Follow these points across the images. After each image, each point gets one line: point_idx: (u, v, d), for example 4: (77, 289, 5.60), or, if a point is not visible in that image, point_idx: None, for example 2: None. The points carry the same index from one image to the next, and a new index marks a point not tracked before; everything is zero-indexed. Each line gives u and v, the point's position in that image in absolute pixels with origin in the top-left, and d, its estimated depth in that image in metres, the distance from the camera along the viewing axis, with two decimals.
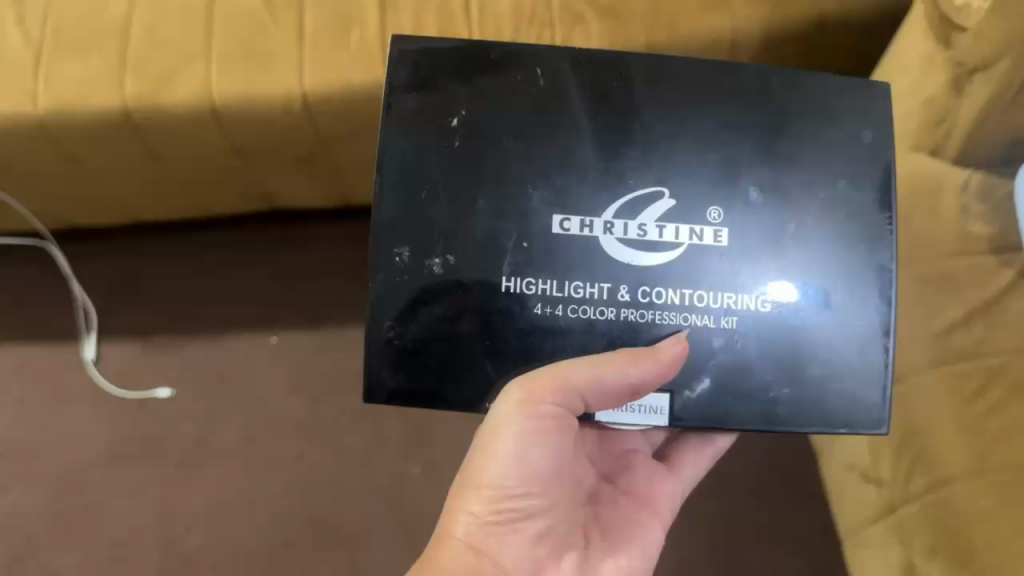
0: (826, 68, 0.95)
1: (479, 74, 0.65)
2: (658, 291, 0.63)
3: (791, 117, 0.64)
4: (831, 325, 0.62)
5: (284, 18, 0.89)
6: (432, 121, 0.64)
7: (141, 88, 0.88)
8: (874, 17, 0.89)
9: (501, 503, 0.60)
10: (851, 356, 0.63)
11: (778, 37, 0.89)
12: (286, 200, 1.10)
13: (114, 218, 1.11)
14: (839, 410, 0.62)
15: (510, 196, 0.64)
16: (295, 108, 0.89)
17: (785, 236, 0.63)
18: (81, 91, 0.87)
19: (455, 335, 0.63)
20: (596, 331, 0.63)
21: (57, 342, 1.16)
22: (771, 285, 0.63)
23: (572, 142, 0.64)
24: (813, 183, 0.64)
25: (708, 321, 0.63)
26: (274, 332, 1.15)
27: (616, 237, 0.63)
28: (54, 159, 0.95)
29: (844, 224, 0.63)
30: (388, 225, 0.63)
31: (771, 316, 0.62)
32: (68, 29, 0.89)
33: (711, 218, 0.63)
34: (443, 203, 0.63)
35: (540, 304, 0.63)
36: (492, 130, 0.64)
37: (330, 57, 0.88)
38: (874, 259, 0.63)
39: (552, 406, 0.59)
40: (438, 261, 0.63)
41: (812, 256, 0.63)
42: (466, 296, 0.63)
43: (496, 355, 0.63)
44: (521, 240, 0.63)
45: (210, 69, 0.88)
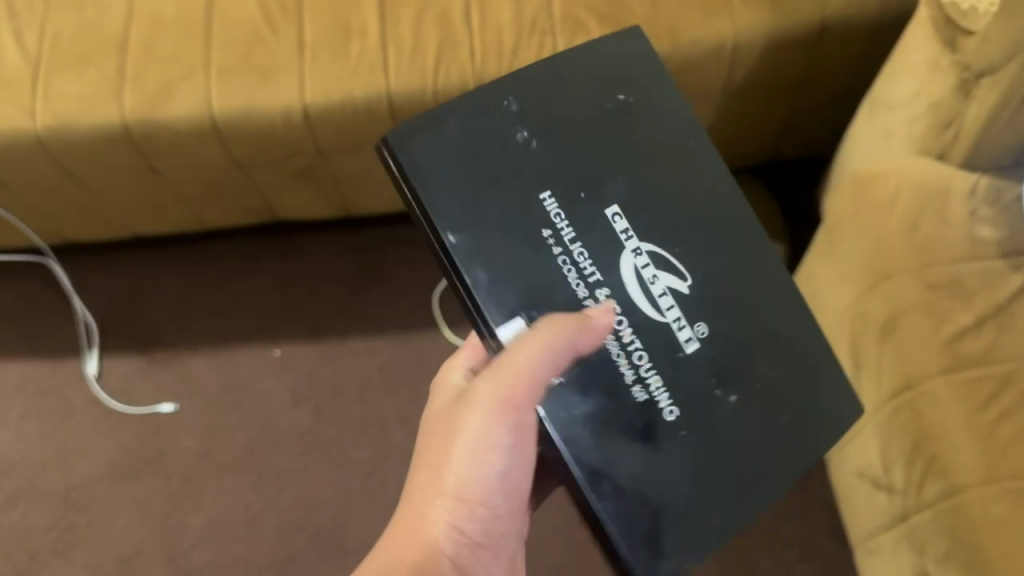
0: (831, 76, 0.94)
1: (681, 93, 0.65)
2: (621, 321, 0.60)
3: (796, 346, 0.63)
4: (685, 490, 0.59)
5: (283, 30, 0.88)
6: (624, 71, 0.65)
7: (140, 102, 0.87)
8: (877, 21, 0.88)
9: (474, 514, 0.57)
10: (673, 523, 0.58)
11: (782, 41, 0.88)
12: (286, 211, 1.09)
13: (113, 233, 1.11)
14: (622, 541, 0.58)
15: (598, 153, 0.62)
16: (295, 121, 0.88)
17: (721, 393, 0.60)
18: (80, 106, 0.87)
19: (478, 182, 0.60)
20: (551, 274, 0.60)
21: (58, 358, 1.15)
22: (686, 402, 0.60)
23: (685, 176, 0.63)
24: (766, 388, 0.61)
25: (628, 369, 0.60)
26: (277, 345, 1.14)
27: (635, 265, 0.61)
28: (53, 174, 0.94)
29: (749, 441, 0.60)
30: (526, 89, 0.62)
31: (668, 430, 0.59)
32: (66, 43, 0.88)
33: (699, 329, 0.61)
34: (567, 115, 0.62)
35: (549, 232, 0.60)
36: (642, 126, 0.63)
37: (329, 70, 0.87)
38: (753, 490, 0.59)
39: (524, 410, 0.56)
40: (521, 135, 0.61)
41: (723, 430, 0.60)
42: (509, 163, 0.61)
43: (491, 238, 0.59)
44: (580, 190, 0.61)
45: (209, 81, 0.87)
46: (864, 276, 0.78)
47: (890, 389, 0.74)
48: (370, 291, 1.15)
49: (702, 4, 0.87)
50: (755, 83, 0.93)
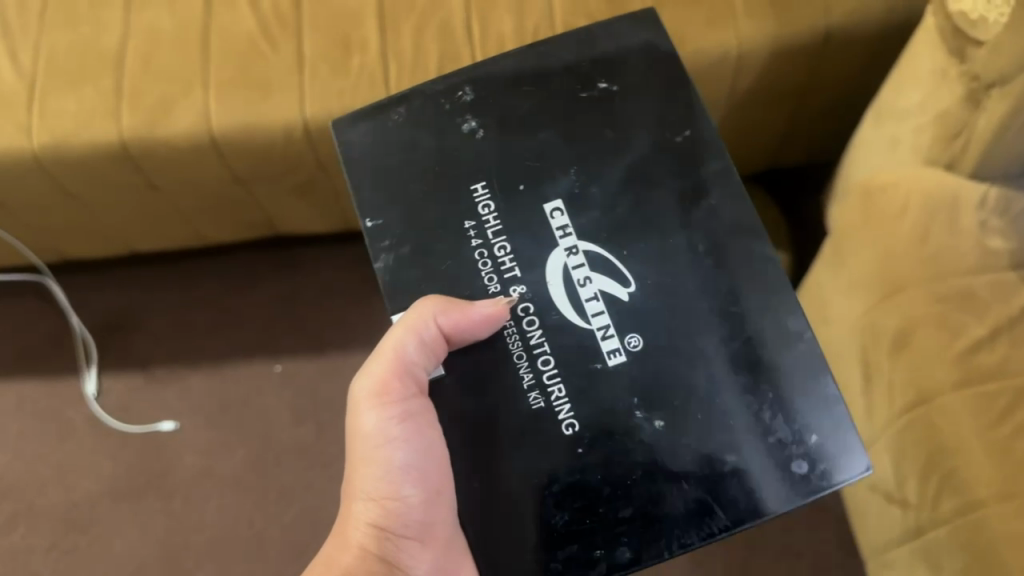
0: (835, 85, 0.93)
1: (651, 90, 0.68)
2: (532, 318, 0.63)
3: (739, 361, 0.61)
4: (592, 504, 0.60)
5: (283, 45, 0.87)
6: (590, 70, 0.69)
7: (139, 120, 0.86)
8: (881, 28, 0.87)
9: (389, 510, 0.63)
10: (572, 537, 0.60)
11: (786, 51, 0.87)
12: (286, 226, 1.07)
13: (111, 250, 1.09)
14: (513, 553, 0.60)
15: (543, 141, 0.67)
16: (296, 136, 0.87)
17: (636, 411, 0.61)
18: (77, 124, 0.86)
19: (414, 164, 0.67)
20: (464, 263, 0.64)
21: (57, 377, 1.14)
22: (593, 418, 0.61)
23: (639, 169, 0.66)
24: (702, 422, 0.60)
25: (527, 373, 0.62)
26: (278, 360, 1.13)
27: (567, 264, 0.64)
28: (50, 192, 0.92)
29: (668, 457, 0.60)
30: (488, 81, 0.69)
31: (567, 444, 0.61)
32: (61, 60, 0.87)
33: (629, 343, 0.62)
34: (527, 106, 0.68)
35: (471, 223, 0.65)
36: (600, 122, 0.67)
37: (330, 85, 0.86)
38: (673, 509, 0.59)
39: (406, 398, 0.61)
40: (467, 125, 0.68)
41: (634, 447, 0.60)
42: (444, 150, 0.67)
43: (415, 219, 0.65)
44: (521, 182, 0.66)
45: (208, 98, 0.86)
46: (873, 289, 0.77)
47: (902, 404, 0.73)
48: (371, 304, 1.14)
49: (705, 13, 0.87)
50: (757, 91, 0.92)
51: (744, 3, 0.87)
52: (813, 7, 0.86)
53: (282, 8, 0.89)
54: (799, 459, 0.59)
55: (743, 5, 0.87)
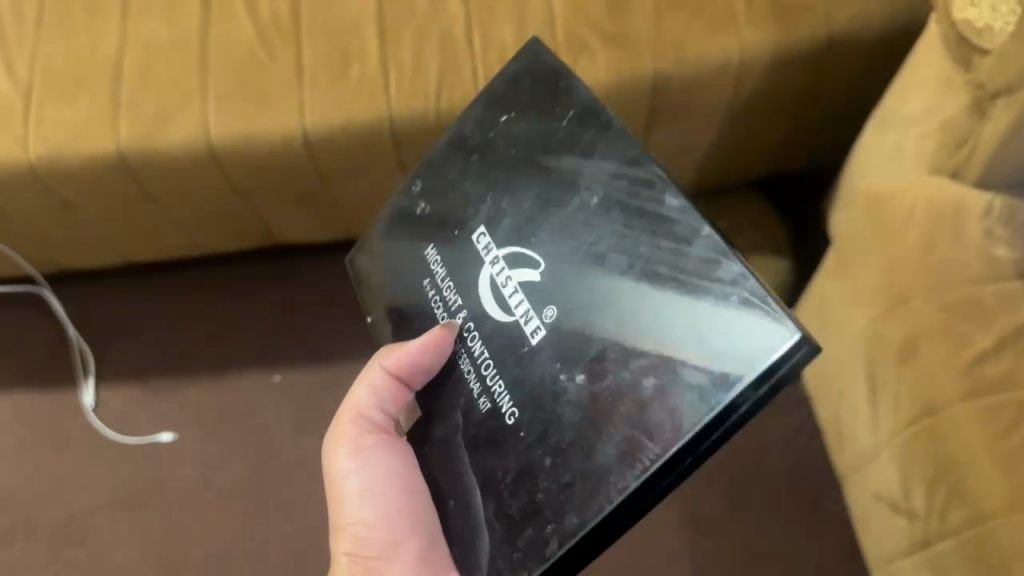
0: (838, 92, 0.93)
1: (545, 84, 0.67)
2: (473, 335, 0.63)
3: (653, 299, 0.56)
4: (536, 485, 0.57)
5: (282, 55, 0.87)
6: (491, 95, 0.70)
7: (137, 132, 0.85)
8: (883, 35, 0.87)
9: (361, 537, 0.68)
10: (530, 522, 0.57)
11: (789, 59, 0.87)
12: (287, 236, 1.07)
13: (104, 261, 1.07)
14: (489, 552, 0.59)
15: (467, 183, 0.69)
16: (295, 146, 0.87)
17: (558, 381, 0.57)
18: (75, 135, 0.85)
19: (392, 260, 0.73)
20: (425, 315, 0.68)
21: (55, 389, 1.13)
22: (523, 400, 0.59)
23: (548, 162, 0.64)
24: (620, 361, 0.55)
25: (475, 386, 0.62)
26: (277, 370, 1.12)
27: (491, 275, 0.64)
28: (47, 204, 0.92)
29: (591, 417, 0.55)
30: (428, 164, 0.72)
31: (511, 434, 0.59)
32: (58, 70, 0.86)
33: (546, 316, 0.59)
34: (456, 172, 0.70)
35: (429, 281, 0.69)
36: (508, 137, 0.68)
37: (330, 95, 0.85)
38: (607, 466, 0.54)
39: (371, 432, 0.68)
40: (421, 207, 0.71)
41: (558, 418, 0.57)
42: (411, 242, 0.71)
43: (396, 299, 0.71)
44: (456, 228, 0.68)
45: (207, 108, 0.85)
46: (879, 299, 0.77)
47: (910, 415, 0.73)
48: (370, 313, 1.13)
49: (706, 21, 0.86)
50: (759, 101, 0.92)
51: (746, 10, 0.86)
52: (815, 15, 0.86)
53: (282, 18, 0.88)
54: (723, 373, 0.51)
55: (744, 13, 0.86)
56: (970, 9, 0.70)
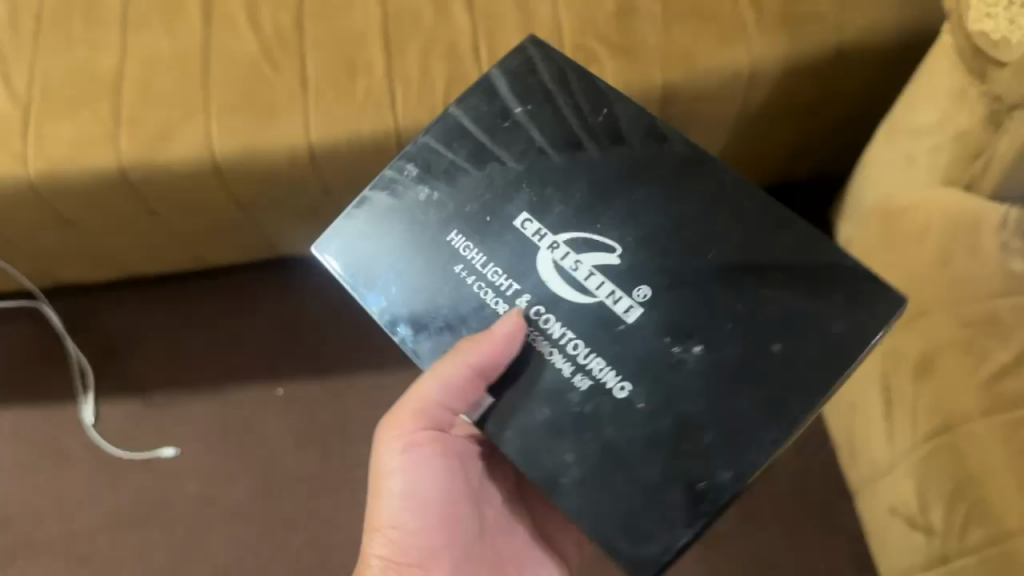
0: (845, 100, 0.92)
1: (564, 85, 0.65)
2: (546, 318, 0.58)
3: (763, 269, 0.57)
4: (669, 453, 0.54)
5: (286, 67, 0.85)
6: (499, 93, 0.65)
7: (139, 147, 0.84)
8: (893, 44, 0.86)
9: (400, 542, 0.64)
10: (669, 492, 0.54)
11: (798, 68, 0.86)
12: (288, 248, 1.05)
13: (100, 276, 1.05)
14: (618, 535, 0.54)
15: (494, 171, 0.62)
16: (300, 160, 0.85)
17: (676, 350, 0.56)
18: (74, 152, 0.83)
19: (394, 250, 0.62)
20: (462, 303, 0.60)
21: (54, 404, 1.11)
22: (634, 374, 0.56)
23: (592, 157, 0.62)
24: (741, 329, 0.56)
25: (564, 365, 0.57)
26: (280, 383, 1.11)
27: (554, 258, 0.60)
28: (47, 221, 0.90)
29: (720, 383, 0.55)
30: (423, 146, 0.64)
31: (626, 407, 0.55)
32: (57, 85, 0.85)
33: (636, 295, 0.58)
34: (463, 156, 0.63)
35: (462, 266, 0.61)
36: (536, 126, 0.64)
37: (335, 109, 0.84)
38: (750, 426, 0.54)
39: (423, 430, 0.63)
40: (423, 193, 0.63)
41: (681, 385, 0.55)
42: (420, 233, 0.62)
43: (421, 292, 0.60)
44: (486, 214, 0.61)
45: (210, 122, 0.84)
46: (893, 314, 0.76)
47: (927, 431, 0.72)
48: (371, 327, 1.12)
49: (714, 31, 0.85)
50: (766, 111, 0.91)
51: (756, 19, 0.85)
52: (824, 25, 0.85)
53: (283, 31, 0.87)
54: (847, 327, 0.55)
55: (753, 22, 0.85)
56: (986, 21, 0.69)
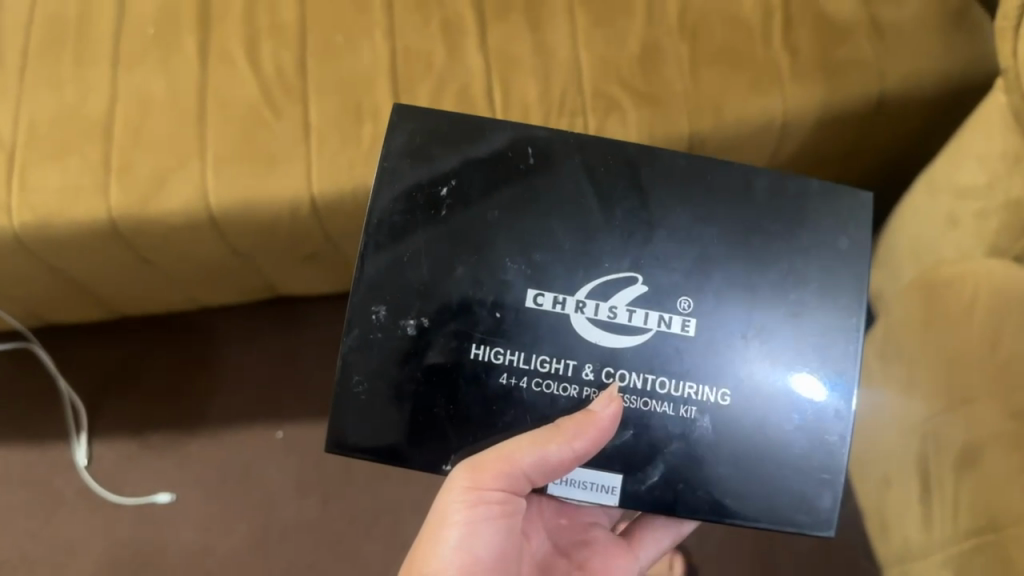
0: (880, 148, 0.86)
1: (475, 146, 0.61)
2: (621, 373, 0.59)
3: (786, 238, 0.60)
4: (789, 417, 0.59)
5: (288, 113, 0.80)
6: (420, 186, 0.61)
7: (129, 196, 0.78)
8: (935, 96, 0.80)
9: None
10: (804, 452, 0.58)
11: (835, 119, 0.80)
12: (288, 290, 1.00)
13: (93, 314, 1.00)
14: (788, 507, 0.58)
15: (479, 266, 0.60)
16: (302, 212, 0.81)
17: (754, 332, 0.59)
18: (61, 202, 0.78)
19: (418, 401, 0.59)
20: (529, 407, 0.59)
21: (45, 445, 1.07)
22: (725, 377, 0.59)
23: (558, 219, 0.60)
24: (793, 289, 0.60)
25: (668, 408, 0.59)
26: (280, 425, 1.06)
27: (587, 316, 0.59)
28: (34, 269, 0.85)
29: (798, 351, 0.59)
30: (375, 285, 0.60)
31: (733, 411, 0.59)
32: (44, 128, 0.80)
33: (681, 307, 0.59)
34: (424, 267, 0.60)
35: (505, 374, 0.59)
36: (483, 199, 0.60)
37: (339, 160, 0.79)
38: (841, 359, 0.59)
39: (496, 491, 0.56)
40: (411, 325, 0.59)
41: (765, 368, 0.59)
42: (438, 366, 0.59)
43: (478, 426, 0.59)
44: (494, 309, 0.59)
45: (205, 171, 0.79)
46: (934, 397, 0.71)
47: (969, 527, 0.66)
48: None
49: (748, 78, 0.79)
50: (801, 158, 0.85)
51: (790, 66, 0.79)
52: (866, 74, 0.79)
53: (285, 72, 0.82)
54: (848, 240, 0.60)
55: (788, 69, 0.79)
56: None
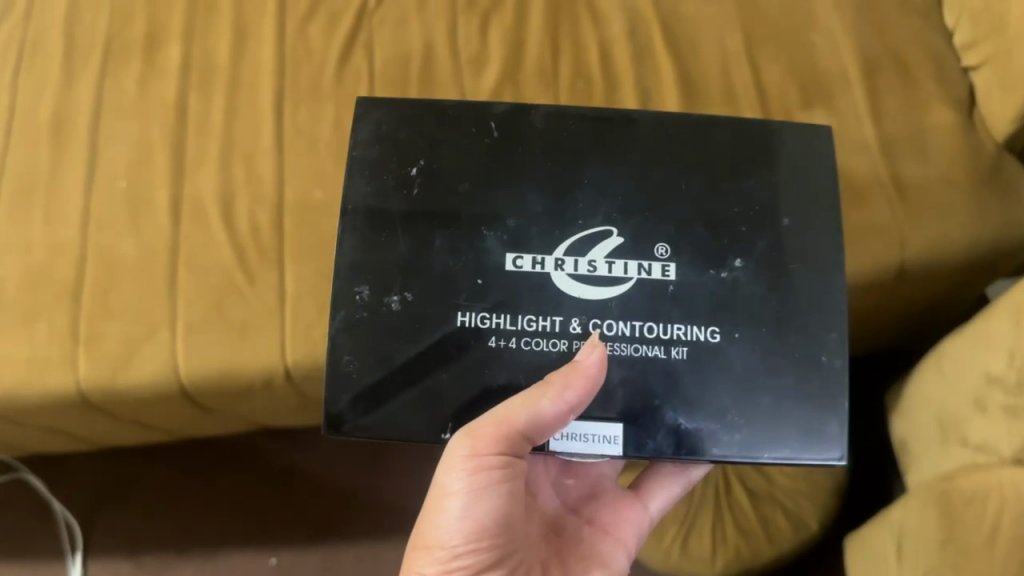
0: (907, 308, 0.79)
1: (441, 129, 0.65)
2: (608, 323, 0.60)
3: (752, 186, 0.63)
4: (781, 351, 0.60)
5: (262, 280, 0.76)
6: (393, 172, 0.64)
7: (98, 368, 0.75)
8: (963, 267, 0.73)
9: (453, 562, 0.58)
10: (803, 375, 0.59)
11: (858, 288, 0.72)
12: (277, 423, 0.95)
13: (75, 445, 0.95)
14: (797, 436, 0.59)
15: (460, 234, 0.62)
16: (276, 382, 0.76)
17: (733, 271, 0.61)
18: (30, 374, 0.75)
19: (413, 370, 0.60)
20: (521, 369, 0.60)
21: (39, 566, 1.04)
22: (711, 318, 0.60)
23: (527, 184, 0.63)
24: (768, 226, 0.62)
25: (658, 351, 0.60)
26: (274, 552, 1.03)
27: (568, 273, 0.61)
28: (9, 425, 0.82)
29: (780, 283, 0.61)
30: (359, 267, 0.62)
31: (725, 344, 0.60)
32: (13, 293, 0.77)
33: (658, 253, 0.61)
34: (404, 244, 0.62)
35: (494, 337, 0.60)
36: (456, 176, 0.64)
37: (314, 329, 0.75)
38: (823, 287, 0.61)
39: (497, 457, 0.56)
40: (395, 300, 0.61)
41: (750, 300, 0.60)
42: (426, 333, 0.60)
43: (470, 386, 0.60)
44: (476, 274, 0.61)
45: (175, 344, 0.75)
46: None
47: None
48: (381, 479, 1.05)
49: None
50: None
51: None
52: (885, 241, 0.71)
53: (260, 232, 0.77)
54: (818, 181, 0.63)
55: None
56: None
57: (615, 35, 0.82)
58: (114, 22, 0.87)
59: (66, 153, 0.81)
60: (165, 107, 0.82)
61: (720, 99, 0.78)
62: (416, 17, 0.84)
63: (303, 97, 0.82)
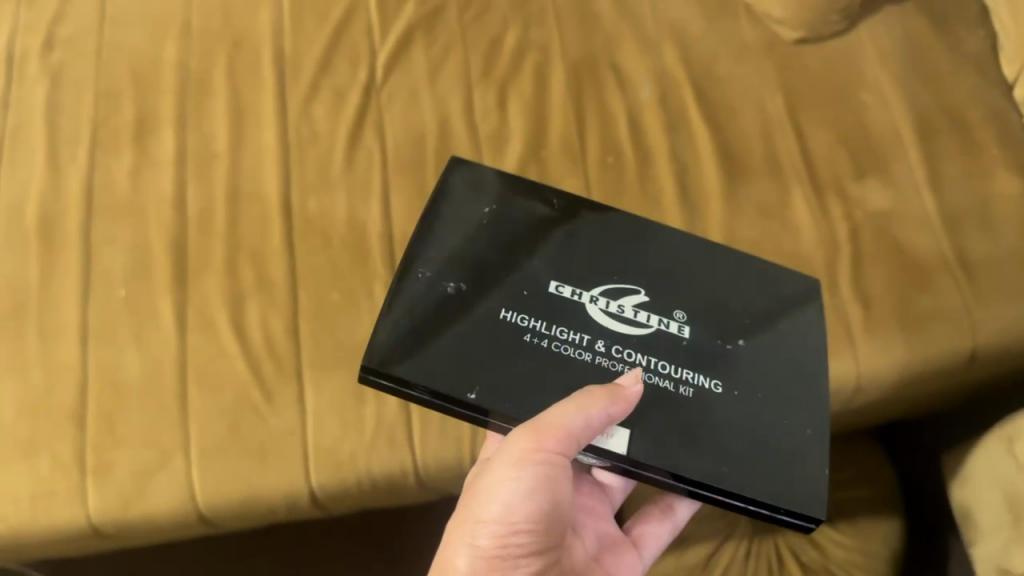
0: (969, 389, 0.74)
1: (530, 185, 0.63)
2: (627, 351, 0.56)
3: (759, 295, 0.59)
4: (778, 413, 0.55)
5: (281, 396, 0.70)
6: (470, 198, 0.62)
7: (109, 500, 0.68)
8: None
9: (509, 539, 0.51)
10: (788, 436, 0.55)
11: (924, 376, 0.67)
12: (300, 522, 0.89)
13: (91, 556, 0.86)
14: (778, 482, 0.54)
15: (510, 259, 0.59)
16: (300, 504, 0.71)
17: (734, 347, 0.57)
18: (35, 511, 0.68)
19: (452, 341, 0.55)
20: (553, 372, 0.55)
21: None
22: (723, 368, 0.56)
23: (578, 240, 0.60)
24: (771, 326, 0.58)
25: (667, 384, 0.55)
26: None
27: (600, 309, 0.57)
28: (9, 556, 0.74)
29: (782, 365, 0.57)
30: (425, 247, 0.59)
31: (722, 396, 0.55)
32: (11, 417, 0.70)
33: (676, 315, 0.58)
34: (468, 249, 0.59)
35: (528, 335, 0.56)
36: (527, 217, 0.61)
37: (336, 447, 0.69)
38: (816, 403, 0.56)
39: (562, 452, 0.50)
40: (450, 286, 0.57)
41: (756, 373, 0.56)
42: (467, 320, 0.56)
43: (506, 373, 0.55)
44: (522, 287, 0.57)
45: (190, 471, 0.69)
46: None
47: None
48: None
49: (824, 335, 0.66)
50: (886, 407, 0.71)
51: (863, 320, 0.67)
52: (951, 328, 0.67)
53: (275, 339, 0.71)
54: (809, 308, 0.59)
55: (861, 324, 0.67)
56: None
57: (643, 102, 0.77)
58: (101, 107, 0.80)
59: (59, 259, 0.74)
60: (163, 203, 0.76)
61: (761, 171, 0.73)
62: (428, 91, 0.79)
63: (312, 185, 0.76)
